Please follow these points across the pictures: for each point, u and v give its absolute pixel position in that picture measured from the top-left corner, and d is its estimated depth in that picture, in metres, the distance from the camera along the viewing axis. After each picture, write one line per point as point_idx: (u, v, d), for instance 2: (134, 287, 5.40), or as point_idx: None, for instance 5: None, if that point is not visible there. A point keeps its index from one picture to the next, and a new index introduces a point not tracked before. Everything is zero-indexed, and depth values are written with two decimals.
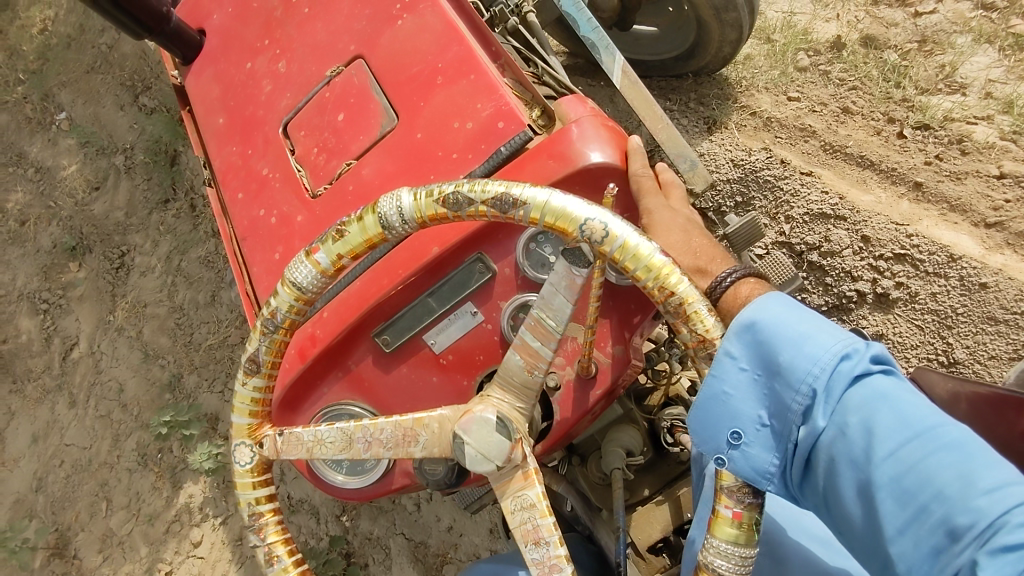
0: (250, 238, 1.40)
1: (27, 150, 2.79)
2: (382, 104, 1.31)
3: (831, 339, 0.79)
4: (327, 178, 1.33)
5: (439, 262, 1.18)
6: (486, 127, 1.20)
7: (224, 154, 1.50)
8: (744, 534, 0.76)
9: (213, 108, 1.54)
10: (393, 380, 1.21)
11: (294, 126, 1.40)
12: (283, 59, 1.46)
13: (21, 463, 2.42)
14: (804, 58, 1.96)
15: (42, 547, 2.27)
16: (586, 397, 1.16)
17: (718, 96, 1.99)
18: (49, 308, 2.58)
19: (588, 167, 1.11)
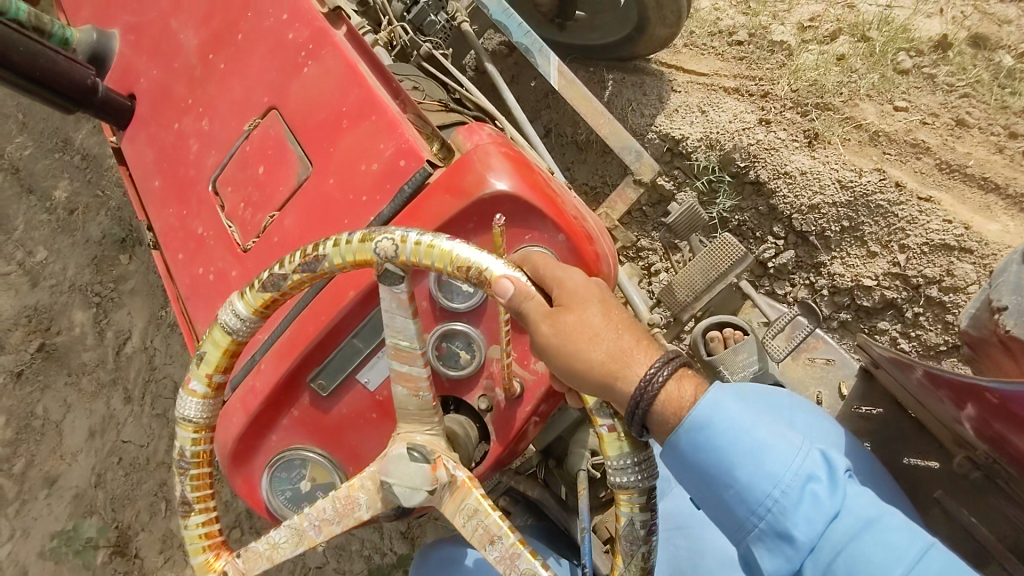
0: (195, 297, 1.38)
1: (72, 136, 2.74)
2: (297, 154, 1.30)
3: (790, 455, 0.87)
4: (255, 232, 1.32)
5: (364, 300, 1.20)
6: (391, 168, 1.22)
7: (163, 218, 1.46)
8: (626, 441, 0.86)
9: (149, 170, 1.49)
10: (333, 419, 1.25)
11: (222, 183, 1.38)
12: (205, 116, 1.42)
13: (79, 457, 2.43)
14: (906, 59, 1.75)
15: (104, 544, 2.30)
16: (516, 414, 1.21)
17: (817, 105, 1.76)
18: (101, 302, 2.58)
19: (485, 197, 1.14)
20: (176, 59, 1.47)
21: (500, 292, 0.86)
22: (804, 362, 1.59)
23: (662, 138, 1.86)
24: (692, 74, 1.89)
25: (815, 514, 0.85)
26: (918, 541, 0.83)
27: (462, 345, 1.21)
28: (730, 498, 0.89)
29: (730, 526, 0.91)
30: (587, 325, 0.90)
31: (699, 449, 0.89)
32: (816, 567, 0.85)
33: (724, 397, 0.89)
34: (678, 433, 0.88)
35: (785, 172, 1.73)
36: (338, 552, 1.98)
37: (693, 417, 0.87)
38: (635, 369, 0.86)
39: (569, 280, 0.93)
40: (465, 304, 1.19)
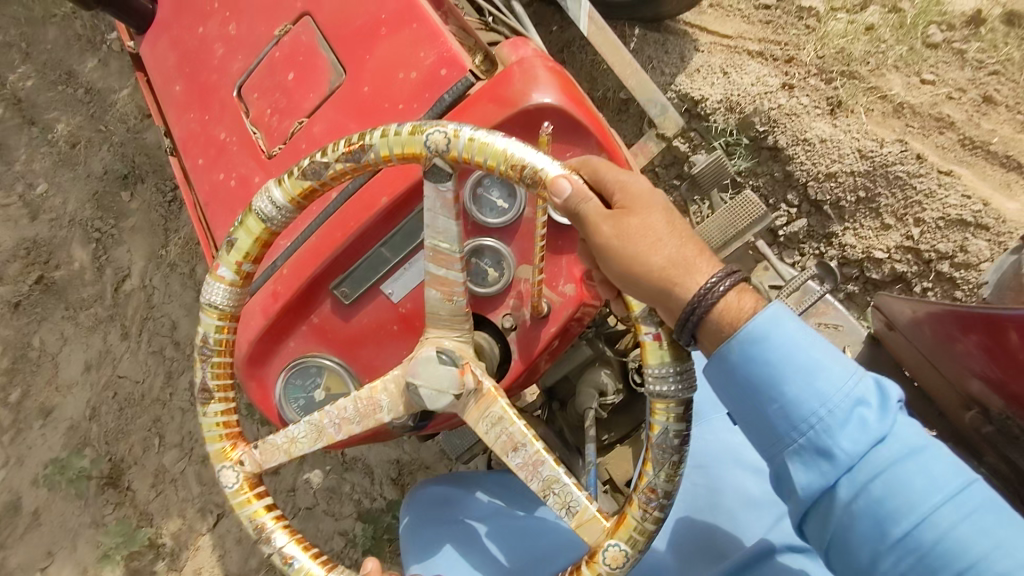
0: (211, 195, 1.45)
1: (75, 69, 2.68)
2: (330, 60, 1.38)
3: (841, 377, 0.86)
4: (281, 138, 1.40)
5: (394, 210, 1.25)
6: (426, 77, 1.29)
7: (183, 123, 1.51)
8: (668, 351, 0.91)
9: (170, 76, 1.54)
10: (353, 327, 1.30)
11: (248, 88, 1.45)
12: (232, 22, 1.49)
13: (74, 390, 2.44)
14: (936, 33, 1.68)
15: (97, 475, 2.32)
16: (541, 334, 1.27)
17: (842, 72, 1.72)
18: (101, 237, 2.56)
19: (530, 108, 1.20)
20: None
21: (556, 192, 0.91)
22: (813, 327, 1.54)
23: (681, 98, 1.83)
24: (716, 36, 1.82)
25: (860, 436, 0.84)
26: (960, 477, 0.82)
27: (491, 261, 1.27)
28: (773, 413, 0.89)
29: (766, 442, 0.91)
30: (651, 230, 0.92)
31: (754, 363, 0.88)
32: (851, 486, 0.84)
33: (784, 315, 0.89)
34: (731, 343, 0.88)
35: (805, 139, 1.72)
36: (329, 495, 2.00)
37: (751, 329, 0.87)
38: (696, 277, 0.88)
39: (633, 184, 0.95)
40: (497, 219, 1.26)
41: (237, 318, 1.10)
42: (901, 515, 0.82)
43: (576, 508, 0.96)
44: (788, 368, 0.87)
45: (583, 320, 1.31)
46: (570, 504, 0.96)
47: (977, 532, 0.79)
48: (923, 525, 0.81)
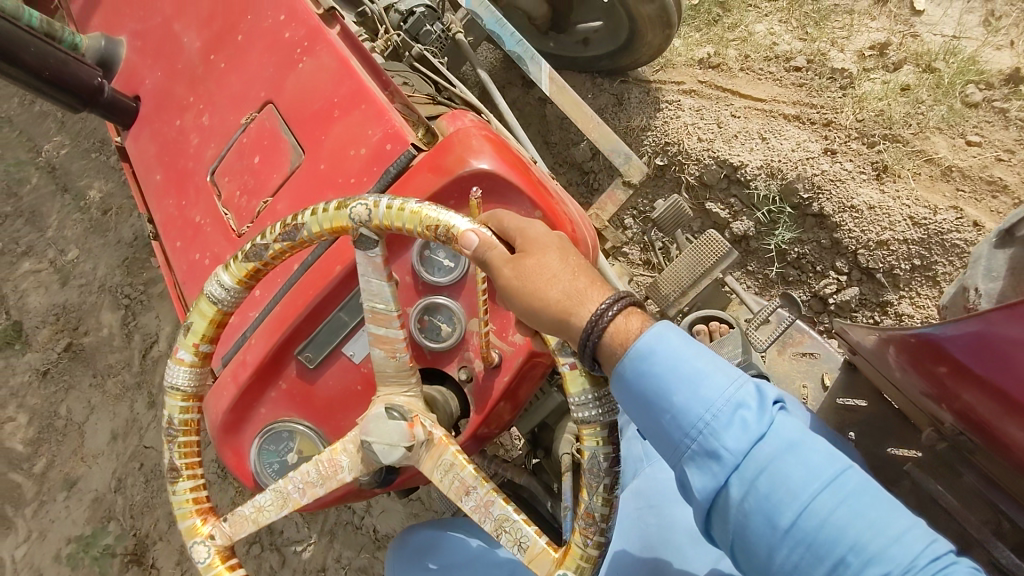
0: (191, 277, 1.42)
1: (109, 137, 2.75)
2: (289, 144, 1.34)
3: (724, 385, 0.86)
4: (250, 218, 1.35)
5: (349, 275, 1.22)
6: (378, 152, 1.25)
7: (163, 208, 1.49)
8: (588, 378, 0.91)
9: (150, 165, 1.52)
10: (323, 392, 1.26)
11: (220, 173, 1.41)
12: (206, 113, 1.46)
13: (99, 461, 2.41)
14: (974, 92, 1.70)
15: (121, 552, 2.27)
16: (494, 385, 1.23)
17: (884, 136, 1.71)
18: (130, 303, 2.57)
19: (466, 174, 1.16)
20: (180, 60, 1.51)
21: (465, 246, 0.91)
22: (790, 356, 1.58)
23: (718, 164, 1.80)
24: (750, 99, 1.84)
25: (743, 438, 0.84)
26: (834, 462, 0.82)
27: (442, 318, 1.24)
28: (667, 424, 0.88)
29: (665, 451, 0.90)
30: (545, 268, 0.92)
31: (644, 378, 0.87)
32: (740, 485, 0.83)
33: (670, 331, 0.88)
34: (624, 364, 0.87)
35: (853, 206, 1.68)
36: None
37: (637, 347, 0.86)
38: (587, 306, 0.88)
39: (531, 228, 0.96)
40: (442, 278, 1.24)
41: (202, 398, 1.08)
42: (786, 506, 0.80)
43: (527, 544, 0.94)
44: (674, 379, 0.87)
45: (542, 369, 1.26)
46: (522, 539, 0.94)
47: (856, 517, 0.78)
48: (804, 514, 0.80)
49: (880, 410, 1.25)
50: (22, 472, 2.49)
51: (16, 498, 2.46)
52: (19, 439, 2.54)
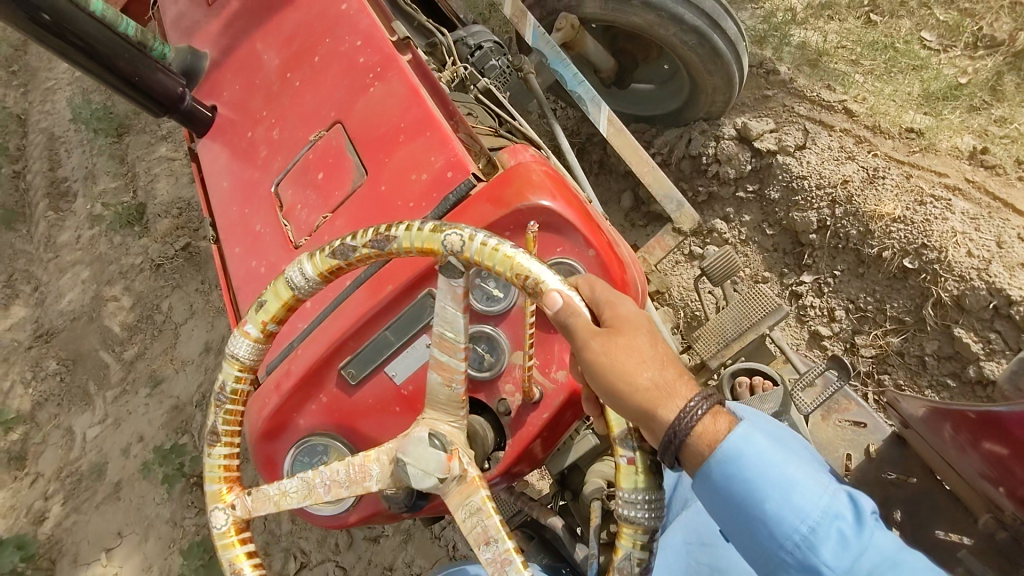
0: (248, 284, 1.28)
1: None
2: (352, 166, 1.21)
3: (818, 491, 0.72)
4: (307, 231, 1.23)
5: (409, 288, 1.06)
6: (438, 180, 1.12)
7: (225, 215, 1.37)
8: (643, 477, 0.72)
9: (217, 171, 1.40)
10: (366, 411, 1.08)
11: (283, 184, 1.28)
12: (274, 126, 1.33)
13: (187, 368, 2.39)
14: None
15: (188, 473, 2.20)
16: (531, 422, 1.01)
17: None
18: None
19: (520, 209, 1.02)
20: (253, 70, 1.38)
21: (547, 305, 0.72)
22: (835, 424, 1.26)
23: (990, 292, 1.58)
24: None
25: (846, 559, 0.69)
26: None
27: (479, 352, 1.02)
28: (758, 533, 0.73)
29: (756, 563, 0.75)
30: (635, 350, 0.73)
31: (732, 483, 0.72)
32: None
33: (755, 430, 0.73)
34: (709, 463, 0.71)
35: None
36: None
37: (725, 448, 0.71)
38: (674, 404, 0.70)
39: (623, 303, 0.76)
40: (489, 306, 1.02)
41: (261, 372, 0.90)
42: None
43: None
44: (767, 482, 0.72)
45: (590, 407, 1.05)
46: None
47: None
48: None
49: (936, 489, 1.02)
50: (112, 354, 2.51)
51: (102, 378, 2.49)
52: (118, 321, 2.55)
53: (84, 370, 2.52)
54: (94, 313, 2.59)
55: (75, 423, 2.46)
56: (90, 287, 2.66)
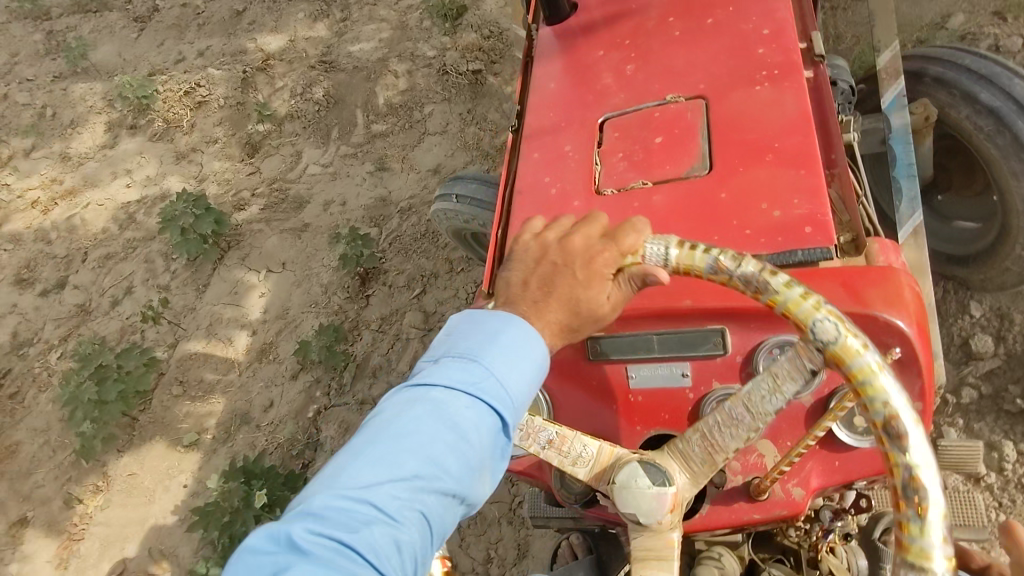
0: (524, 194, 1.14)
1: None
2: (699, 153, 1.03)
3: None
4: (618, 183, 1.06)
5: (708, 313, 0.87)
6: (787, 225, 0.93)
7: (535, 116, 1.23)
8: None
9: (549, 73, 1.28)
10: (575, 394, 0.93)
11: (614, 123, 1.13)
12: (632, 63, 1.20)
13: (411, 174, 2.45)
14: None
15: None
16: (737, 514, 0.85)
17: None
18: None
19: (883, 319, 0.79)
20: (637, 2, 1.28)
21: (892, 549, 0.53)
22: None
23: None
24: None
25: None
26: None
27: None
28: None
29: None
30: None
31: None
32: None
33: None
34: None
35: None
36: None
37: None
38: None
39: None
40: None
41: None
42: None
43: None
44: None
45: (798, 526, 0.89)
46: None
47: None
48: None
49: None
50: (366, 117, 2.64)
51: (347, 131, 2.63)
52: (387, 96, 2.65)
53: (339, 116, 2.68)
54: (374, 75, 2.71)
55: (306, 151, 2.61)
56: (384, 51, 2.78)
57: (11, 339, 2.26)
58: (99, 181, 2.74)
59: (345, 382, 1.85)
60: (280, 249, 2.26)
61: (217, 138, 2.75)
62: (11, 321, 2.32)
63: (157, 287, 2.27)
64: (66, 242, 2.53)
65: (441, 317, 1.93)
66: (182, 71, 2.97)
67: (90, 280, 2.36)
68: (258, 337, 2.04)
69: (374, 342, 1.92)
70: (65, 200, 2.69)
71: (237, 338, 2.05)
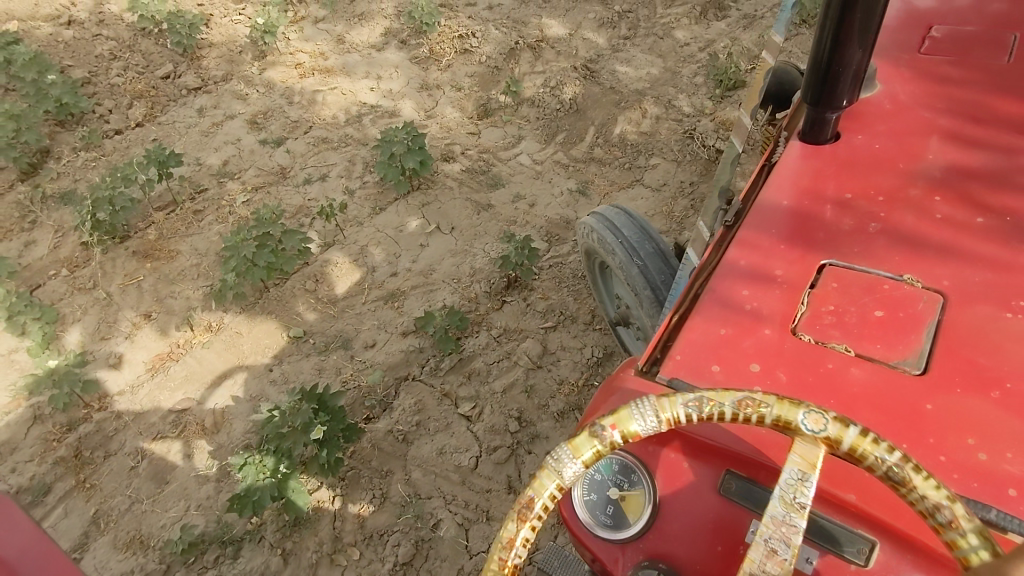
0: (712, 296, 0.94)
1: None
2: (921, 348, 0.81)
3: None
4: (819, 335, 0.85)
5: (873, 517, 0.66)
6: (990, 475, 0.71)
7: (756, 223, 1.02)
8: None
9: (791, 178, 1.06)
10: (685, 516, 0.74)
11: (844, 267, 0.92)
12: (890, 203, 0.98)
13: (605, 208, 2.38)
14: None
15: None
16: None
17: None
18: None
19: None
20: (921, 139, 1.05)
21: None
22: None
23: None
24: None
25: None
26: None
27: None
28: None
29: None
30: None
31: None
32: None
33: None
34: None
35: None
36: None
37: None
38: None
39: None
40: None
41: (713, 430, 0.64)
42: None
43: None
44: None
45: None
46: None
47: None
48: None
49: None
50: (594, 138, 2.63)
51: (571, 142, 2.63)
52: (623, 128, 2.61)
53: (573, 124, 2.69)
54: (624, 103, 2.68)
55: (526, 140, 2.65)
56: (643, 85, 2.78)
57: (220, 165, 2.55)
58: (353, 74, 3.00)
59: (441, 367, 1.87)
60: (456, 214, 2.34)
61: (461, 88, 2.89)
62: (228, 151, 2.61)
63: (345, 187, 2.45)
64: (301, 110, 2.79)
65: (554, 361, 1.88)
66: (466, 17, 3.19)
67: (301, 151, 2.60)
68: (395, 281, 2.12)
69: (485, 346, 1.92)
70: (321, 76, 2.98)
71: (379, 272, 2.15)
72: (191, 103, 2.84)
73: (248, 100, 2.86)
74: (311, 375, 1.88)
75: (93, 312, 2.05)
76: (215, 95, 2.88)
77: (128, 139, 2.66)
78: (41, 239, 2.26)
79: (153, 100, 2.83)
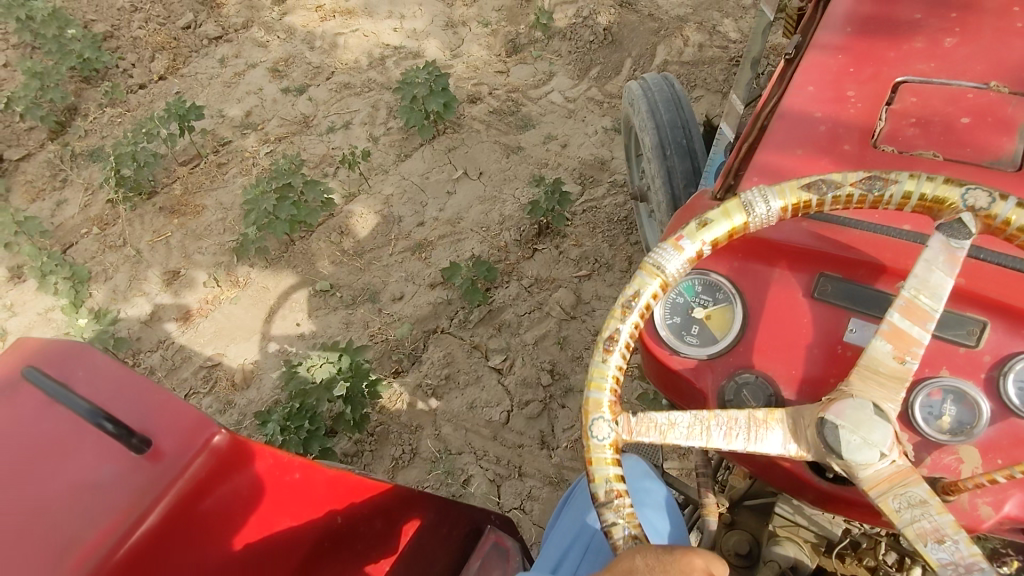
0: (784, 122, 0.92)
1: None
2: (1015, 148, 0.83)
3: None
4: (903, 144, 0.86)
5: (985, 301, 0.70)
6: None
7: (821, 53, 1.00)
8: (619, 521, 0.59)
9: (853, 9, 1.04)
10: (780, 317, 0.77)
11: (922, 84, 0.92)
12: (960, 22, 0.98)
13: None
14: None
15: None
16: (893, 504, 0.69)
17: None
18: None
19: None
20: None
21: None
22: None
23: None
24: None
25: None
26: None
27: (940, 406, 0.67)
28: None
29: None
30: None
31: None
32: None
33: None
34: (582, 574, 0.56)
35: None
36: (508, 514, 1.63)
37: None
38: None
39: None
40: (1014, 398, 0.67)
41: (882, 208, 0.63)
42: None
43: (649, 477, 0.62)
44: None
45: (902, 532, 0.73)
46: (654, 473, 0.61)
47: None
48: None
49: None
50: (631, 71, 2.43)
51: (606, 76, 2.44)
52: (663, 59, 2.40)
53: (608, 56, 2.49)
54: (663, 31, 2.46)
55: (558, 77, 2.48)
56: (687, 10, 2.54)
57: (243, 117, 2.48)
58: (375, 14, 2.85)
59: (470, 320, 1.80)
60: (484, 158, 2.22)
61: (489, 24, 2.71)
62: (251, 102, 2.53)
63: (368, 134, 2.34)
64: (323, 56, 2.68)
65: (589, 311, 1.78)
66: None
67: (323, 99, 2.50)
68: (422, 231, 2.04)
69: (516, 297, 1.84)
70: (343, 18, 2.84)
71: (405, 222, 2.07)
72: (213, 54, 2.76)
73: (269, 48, 2.76)
74: (339, 329, 1.84)
75: (124, 269, 2.04)
76: (236, 43, 2.79)
77: (152, 94, 2.61)
78: (72, 198, 2.26)
79: (175, 51, 2.75)
